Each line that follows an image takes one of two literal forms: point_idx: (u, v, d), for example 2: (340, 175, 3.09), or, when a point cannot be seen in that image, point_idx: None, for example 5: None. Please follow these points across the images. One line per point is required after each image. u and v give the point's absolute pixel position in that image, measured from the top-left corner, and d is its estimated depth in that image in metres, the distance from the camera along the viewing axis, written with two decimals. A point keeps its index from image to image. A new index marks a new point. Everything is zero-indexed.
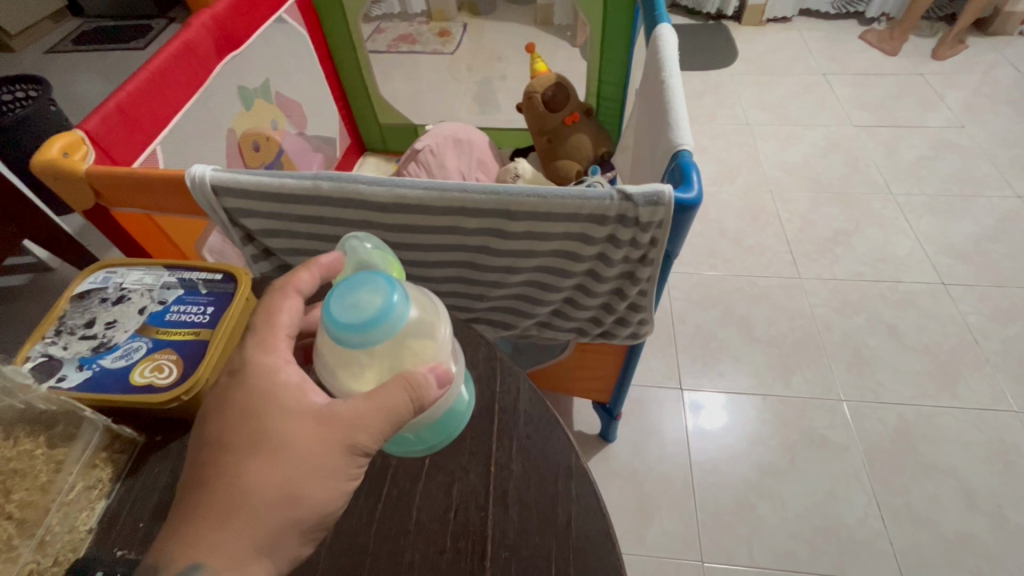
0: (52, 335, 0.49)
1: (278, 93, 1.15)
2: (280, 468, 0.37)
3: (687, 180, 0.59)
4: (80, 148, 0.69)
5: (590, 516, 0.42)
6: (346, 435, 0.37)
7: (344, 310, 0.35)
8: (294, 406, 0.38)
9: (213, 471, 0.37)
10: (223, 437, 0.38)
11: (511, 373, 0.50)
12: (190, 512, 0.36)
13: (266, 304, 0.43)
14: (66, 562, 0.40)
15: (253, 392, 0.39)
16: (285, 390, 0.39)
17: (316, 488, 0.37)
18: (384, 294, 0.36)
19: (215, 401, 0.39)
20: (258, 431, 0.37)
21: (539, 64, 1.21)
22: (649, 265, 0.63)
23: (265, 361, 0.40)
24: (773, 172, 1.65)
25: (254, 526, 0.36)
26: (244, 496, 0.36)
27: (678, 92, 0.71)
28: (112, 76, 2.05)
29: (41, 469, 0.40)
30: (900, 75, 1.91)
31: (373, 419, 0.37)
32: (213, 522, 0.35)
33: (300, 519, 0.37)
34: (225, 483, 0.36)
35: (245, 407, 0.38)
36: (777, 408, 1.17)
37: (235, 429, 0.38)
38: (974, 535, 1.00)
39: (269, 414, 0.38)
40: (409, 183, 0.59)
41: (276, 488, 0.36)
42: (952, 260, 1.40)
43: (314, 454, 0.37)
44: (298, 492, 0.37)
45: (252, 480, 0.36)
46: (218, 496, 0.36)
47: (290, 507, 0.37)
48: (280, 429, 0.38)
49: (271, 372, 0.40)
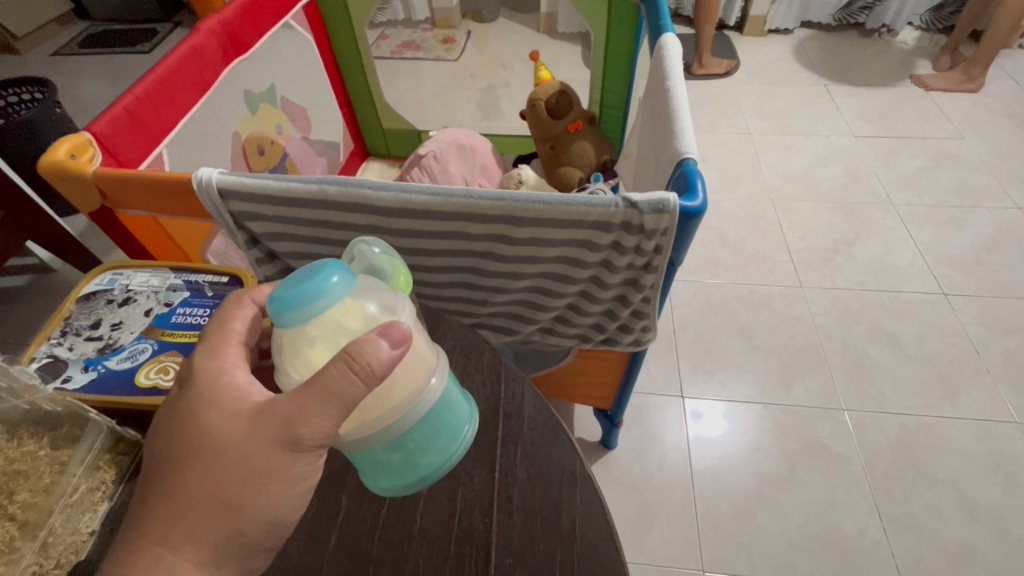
0: (58, 337, 0.48)
1: (283, 97, 1.16)
2: (221, 474, 0.37)
3: (693, 188, 0.59)
4: (88, 150, 0.70)
5: (595, 522, 0.42)
6: (281, 437, 0.37)
7: (283, 288, 0.36)
8: (233, 408, 0.39)
9: (157, 480, 0.37)
10: (166, 446, 0.38)
11: (516, 379, 0.50)
12: (137, 520, 0.37)
13: (219, 311, 0.43)
14: (68, 563, 0.40)
15: (195, 395, 0.39)
16: (226, 392, 0.39)
17: (258, 491, 0.38)
18: (322, 274, 0.36)
19: (165, 410, 0.40)
20: (198, 438, 0.38)
21: (542, 72, 1.22)
22: (653, 272, 0.64)
23: (209, 365, 0.40)
24: (774, 180, 1.66)
25: (193, 530, 0.36)
26: (182, 500, 0.37)
27: (683, 100, 0.72)
28: (117, 78, 2.06)
29: (45, 470, 0.40)
30: (901, 86, 1.93)
31: (302, 417, 0.36)
32: (153, 523, 0.36)
33: (243, 525, 0.37)
34: (167, 491, 0.37)
35: (184, 414, 0.39)
36: (778, 416, 1.17)
37: (176, 437, 0.38)
38: (975, 546, 1.00)
39: (209, 417, 0.38)
40: (416, 189, 0.59)
41: (220, 493, 0.37)
42: (952, 271, 1.40)
43: (252, 457, 0.37)
44: (241, 499, 0.37)
45: (193, 487, 0.37)
46: (161, 505, 0.37)
47: (234, 514, 0.37)
48: (219, 434, 0.38)
49: (214, 376, 0.40)
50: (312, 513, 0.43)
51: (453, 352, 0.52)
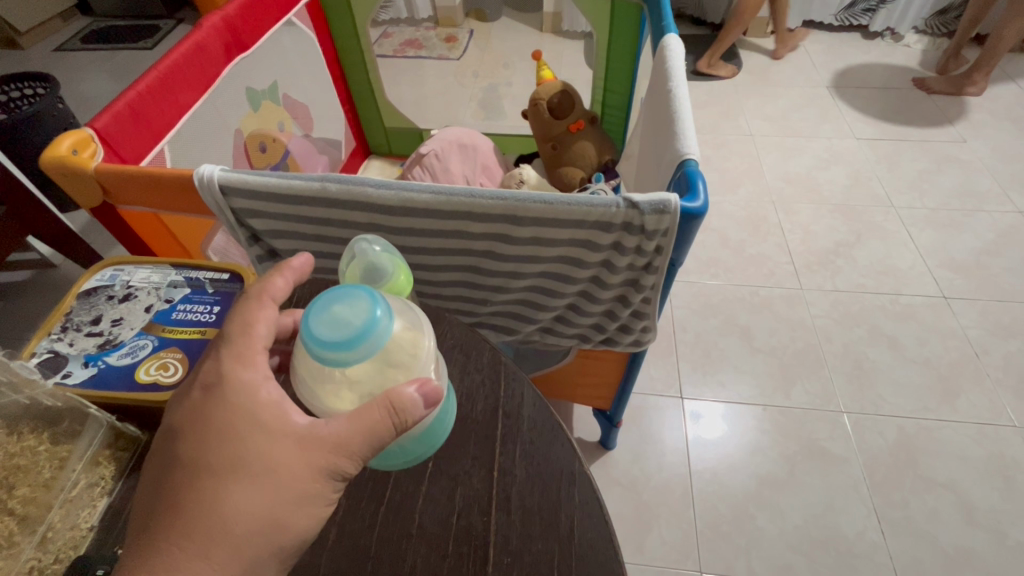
0: (58, 332, 0.49)
1: (286, 95, 1.16)
2: (263, 489, 0.36)
3: (694, 188, 0.59)
4: (89, 145, 0.69)
5: (593, 522, 0.42)
6: (324, 457, 0.37)
7: (322, 322, 0.35)
8: (275, 426, 0.38)
9: (190, 496, 0.36)
10: (200, 458, 0.37)
11: (516, 378, 0.50)
12: (166, 535, 0.35)
13: (241, 317, 0.41)
14: (67, 559, 0.40)
15: (233, 409, 0.38)
16: (265, 408, 0.38)
17: (298, 509, 0.37)
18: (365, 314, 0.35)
19: (192, 420, 0.38)
20: (237, 451, 0.37)
21: (545, 71, 1.22)
22: (653, 272, 0.64)
23: (245, 379, 0.39)
24: (775, 182, 1.66)
25: (232, 549, 0.35)
26: (221, 518, 0.35)
27: (685, 101, 0.72)
28: (119, 74, 2.06)
29: (44, 465, 0.40)
30: (904, 88, 1.92)
31: (351, 443, 0.36)
32: (189, 543, 0.34)
33: (280, 542, 0.37)
34: (203, 505, 0.35)
35: (223, 426, 0.38)
36: (777, 418, 1.17)
37: (213, 448, 0.37)
38: (973, 550, 1.00)
39: (251, 434, 0.37)
40: (417, 187, 0.59)
41: (259, 509, 0.36)
42: (953, 274, 1.40)
43: (296, 475, 0.37)
44: (280, 515, 0.37)
45: (234, 506, 0.36)
46: (197, 518, 0.35)
47: (272, 531, 0.36)
48: (262, 449, 0.37)
49: (250, 388, 0.39)
50: None
51: (452, 351, 0.52)
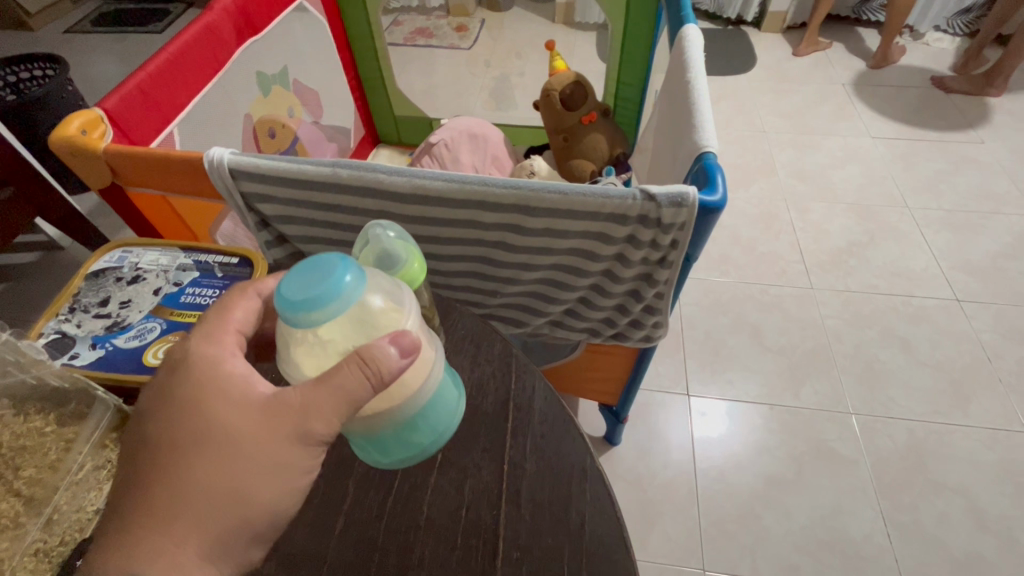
0: (66, 313, 0.48)
1: (296, 80, 1.15)
2: (226, 461, 0.36)
3: (713, 182, 0.58)
4: (99, 126, 0.69)
5: (605, 519, 0.41)
6: (287, 425, 0.36)
7: (293, 283, 0.34)
8: (239, 397, 0.37)
9: (156, 467, 0.36)
10: (164, 434, 0.36)
11: (528, 370, 0.49)
12: (135, 512, 0.35)
13: (218, 300, 0.42)
14: (73, 541, 0.39)
15: (196, 382, 0.38)
16: (229, 380, 0.38)
17: (266, 481, 0.36)
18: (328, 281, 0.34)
19: (160, 393, 0.38)
20: (199, 425, 0.36)
21: (558, 61, 1.20)
22: (667, 267, 0.62)
23: (209, 353, 0.39)
24: (788, 179, 1.64)
25: (198, 520, 0.35)
26: (187, 489, 0.35)
27: (704, 93, 0.70)
28: (129, 58, 2.05)
29: (50, 447, 0.40)
30: (923, 87, 1.89)
31: (314, 408, 0.35)
32: (153, 512, 0.34)
33: (247, 515, 0.36)
34: (168, 480, 0.35)
35: (185, 400, 0.37)
36: (784, 418, 1.16)
37: (177, 423, 0.37)
38: (981, 555, 0.99)
39: (212, 405, 0.37)
40: (430, 174, 0.58)
41: (223, 481, 0.35)
42: (968, 277, 1.38)
43: (260, 445, 0.36)
44: (245, 486, 0.35)
45: (198, 476, 0.35)
46: (163, 493, 0.35)
47: (237, 502, 0.35)
48: (223, 420, 0.36)
49: (214, 363, 0.38)
50: (317, 499, 0.42)
51: (463, 341, 0.51)
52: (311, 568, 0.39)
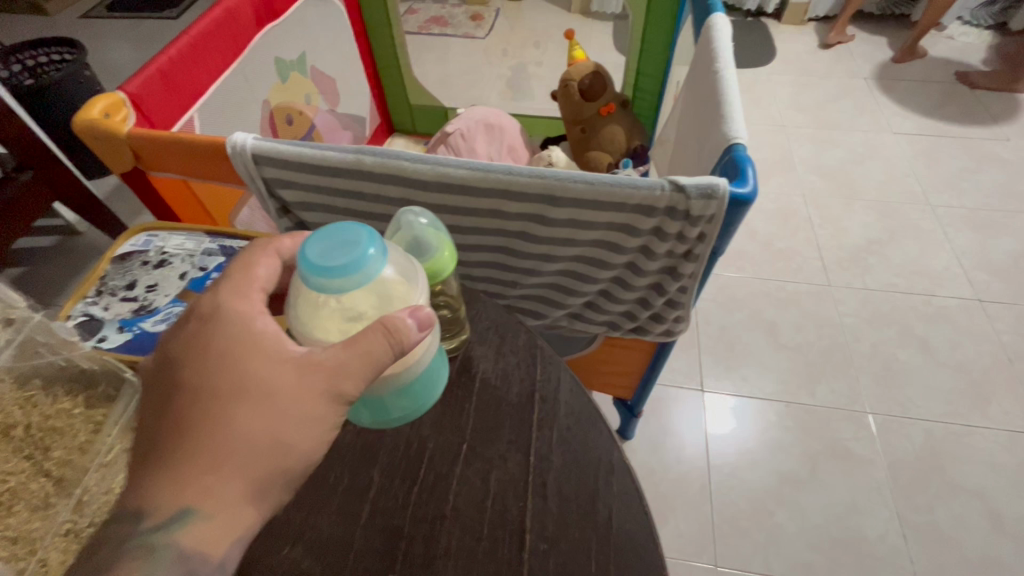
0: (94, 296, 0.48)
1: (313, 67, 1.14)
2: (266, 412, 0.35)
3: (743, 174, 0.56)
4: (121, 110, 0.69)
5: (632, 514, 0.41)
6: (323, 382, 0.35)
7: (317, 249, 0.34)
8: (272, 352, 0.36)
9: (191, 418, 0.35)
10: (202, 383, 0.35)
11: (552, 362, 0.49)
12: (176, 454, 0.34)
13: (244, 260, 0.41)
14: (103, 523, 0.38)
15: (229, 339, 0.37)
16: (261, 336, 0.37)
17: (303, 434, 0.36)
18: (349, 254, 0.34)
19: (190, 347, 0.37)
20: (234, 376, 0.36)
21: (576, 51, 1.18)
22: (693, 260, 0.61)
23: (239, 310, 0.38)
24: (807, 175, 1.61)
25: (239, 467, 0.34)
26: (226, 437, 0.34)
27: (733, 83, 0.69)
28: (143, 44, 2.05)
29: (80, 429, 0.40)
30: (947, 82, 1.85)
31: (346, 365, 0.35)
32: (190, 459, 0.33)
33: (285, 465, 0.35)
34: (207, 427, 0.34)
35: (220, 354, 0.36)
36: (799, 416, 1.15)
37: (215, 373, 0.36)
38: (998, 558, 0.98)
39: (246, 360, 0.36)
40: (455, 162, 0.58)
41: (263, 431, 0.35)
42: (990, 277, 1.35)
43: (295, 398, 0.35)
44: (285, 436, 0.35)
45: (236, 427, 0.34)
46: (201, 440, 0.34)
47: (276, 453, 0.35)
48: (261, 372, 0.36)
49: (245, 320, 0.38)
50: (342, 487, 0.42)
51: (487, 332, 0.51)
52: (337, 556, 0.39)
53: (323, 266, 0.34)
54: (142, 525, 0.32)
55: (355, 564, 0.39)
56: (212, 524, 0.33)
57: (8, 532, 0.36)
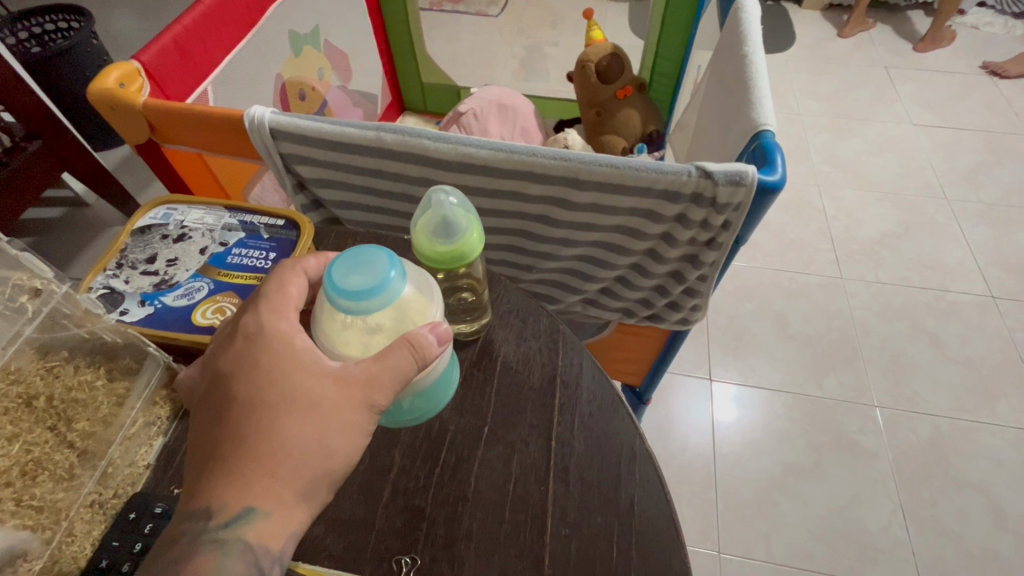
0: (114, 268, 0.47)
1: (326, 41, 1.12)
2: (314, 418, 0.35)
3: (771, 162, 0.55)
4: (136, 79, 0.67)
5: (653, 501, 0.40)
6: (365, 391, 0.35)
7: (337, 271, 0.35)
8: (314, 365, 0.36)
9: (242, 432, 0.34)
10: (251, 395, 0.35)
11: (575, 348, 0.48)
12: (232, 461, 0.34)
13: (275, 274, 0.40)
14: (125, 494, 0.40)
15: (273, 353, 0.36)
16: (302, 352, 0.36)
17: (350, 441, 0.35)
18: (371, 278, 0.35)
19: (232, 364, 0.37)
20: (281, 388, 0.35)
21: (595, 32, 1.15)
22: (715, 249, 0.61)
23: (278, 327, 0.37)
24: (822, 165, 1.59)
25: (293, 477, 0.34)
26: (278, 449, 0.34)
27: (761, 67, 0.67)
28: (148, 12, 2.00)
29: (103, 402, 0.39)
30: (968, 74, 1.81)
31: (383, 379, 0.35)
32: (246, 470, 0.33)
33: (334, 466, 0.35)
34: (259, 436, 0.34)
35: (265, 368, 0.36)
36: (806, 407, 1.15)
37: (262, 385, 0.35)
38: (998, 552, 0.98)
39: (291, 374, 0.35)
40: (475, 142, 0.57)
41: (313, 437, 0.34)
42: (1003, 273, 1.34)
43: (341, 409, 0.35)
44: (335, 444, 0.35)
45: (286, 437, 0.34)
46: (254, 450, 0.34)
47: (325, 457, 0.35)
48: (307, 381, 0.35)
49: (285, 336, 0.37)
50: (364, 466, 0.42)
51: (508, 315, 0.50)
52: (359, 532, 0.39)
53: (346, 288, 0.34)
54: (210, 521, 0.32)
55: (378, 542, 0.39)
56: (273, 521, 0.33)
57: (32, 502, 0.35)
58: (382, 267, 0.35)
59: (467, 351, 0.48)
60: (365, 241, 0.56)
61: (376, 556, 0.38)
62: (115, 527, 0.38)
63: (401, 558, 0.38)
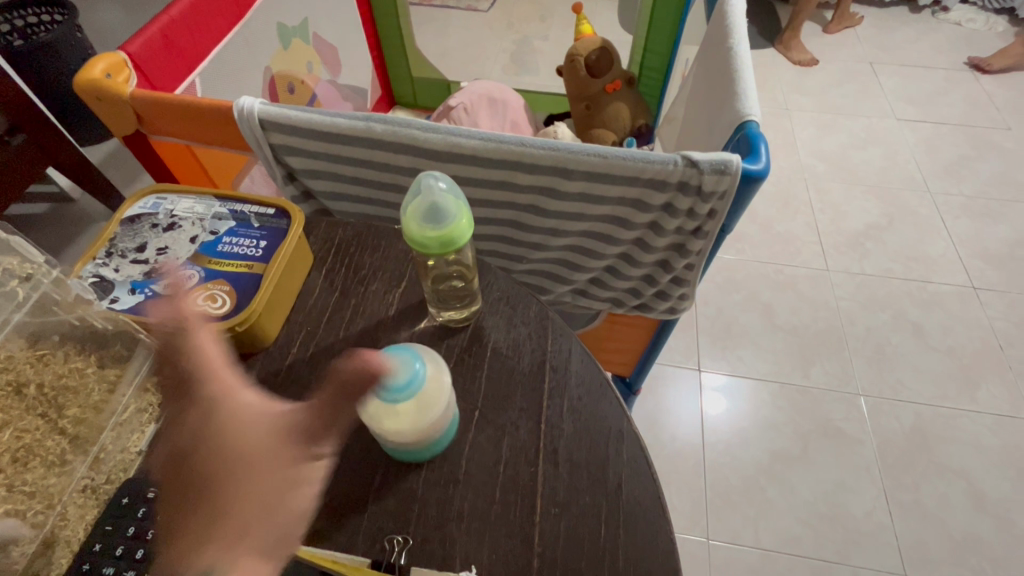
0: (103, 257, 0.47)
1: (315, 34, 1.12)
2: (253, 468, 0.34)
3: (756, 151, 0.56)
4: (123, 71, 0.67)
5: (641, 480, 0.41)
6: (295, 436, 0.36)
7: (383, 360, 0.37)
8: (249, 416, 0.37)
9: (192, 498, 0.33)
10: (199, 464, 0.34)
11: (564, 334, 0.49)
12: (183, 531, 0.33)
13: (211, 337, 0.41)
14: (118, 480, 0.40)
15: (211, 413, 0.36)
16: (239, 408, 0.37)
17: (286, 485, 0.35)
18: (407, 374, 0.37)
19: (178, 436, 0.36)
20: (219, 444, 0.35)
21: (584, 26, 1.16)
22: (702, 237, 0.62)
23: (215, 388, 0.38)
24: (808, 159, 1.61)
25: (242, 529, 0.33)
26: (224, 504, 0.33)
27: (746, 59, 0.68)
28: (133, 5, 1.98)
29: (94, 388, 0.40)
30: (951, 69, 1.84)
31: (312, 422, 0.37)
32: (196, 533, 0.32)
33: (276, 514, 0.34)
34: (207, 499, 0.33)
35: (206, 430, 0.35)
36: (793, 396, 1.17)
37: (206, 448, 0.35)
38: (978, 534, 1.01)
39: (228, 429, 0.36)
40: (465, 132, 0.57)
41: (252, 488, 0.34)
42: (984, 264, 1.37)
43: (274, 454, 0.35)
44: (273, 491, 0.35)
45: (230, 492, 0.33)
46: (204, 512, 0.33)
47: (268, 506, 0.34)
48: (259, 415, 0.37)
49: (223, 395, 0.37)
50: (357, 450, 0.42)
51: (499, 303, 0.51)
52: (352, 515, 0.40)
53: (392, 378, 0.37)
54: None
55: (371, 523, 0.39)
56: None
57: (23, 487, 0.35)
58: (414, 367, 0.38)
59: (458, 337, 0.48)
60: (356, 230, 0.56)
61: (369, 537, 0.39)
62: (107, 512, 0.38)
63: (394, 538, 0.39)
